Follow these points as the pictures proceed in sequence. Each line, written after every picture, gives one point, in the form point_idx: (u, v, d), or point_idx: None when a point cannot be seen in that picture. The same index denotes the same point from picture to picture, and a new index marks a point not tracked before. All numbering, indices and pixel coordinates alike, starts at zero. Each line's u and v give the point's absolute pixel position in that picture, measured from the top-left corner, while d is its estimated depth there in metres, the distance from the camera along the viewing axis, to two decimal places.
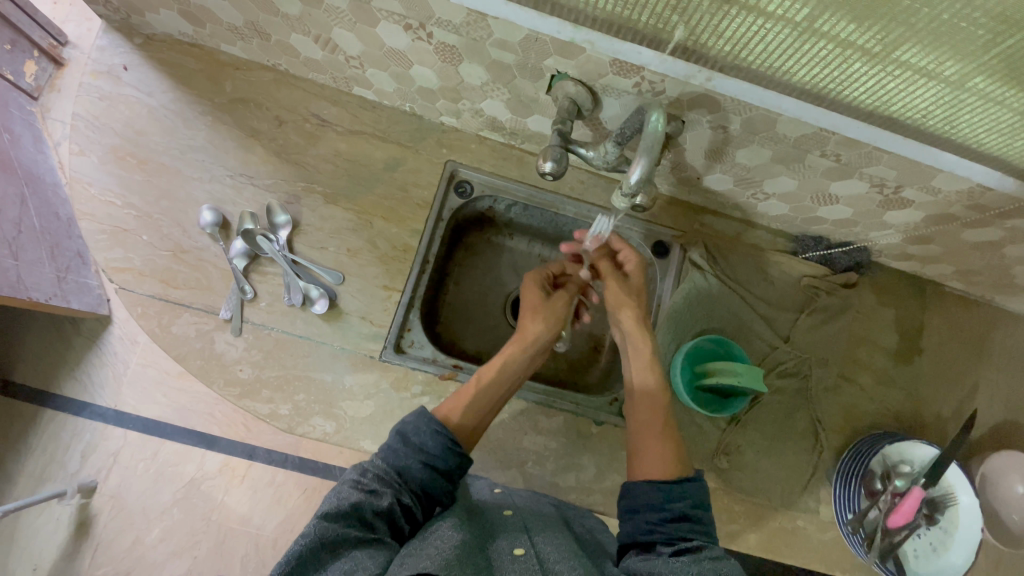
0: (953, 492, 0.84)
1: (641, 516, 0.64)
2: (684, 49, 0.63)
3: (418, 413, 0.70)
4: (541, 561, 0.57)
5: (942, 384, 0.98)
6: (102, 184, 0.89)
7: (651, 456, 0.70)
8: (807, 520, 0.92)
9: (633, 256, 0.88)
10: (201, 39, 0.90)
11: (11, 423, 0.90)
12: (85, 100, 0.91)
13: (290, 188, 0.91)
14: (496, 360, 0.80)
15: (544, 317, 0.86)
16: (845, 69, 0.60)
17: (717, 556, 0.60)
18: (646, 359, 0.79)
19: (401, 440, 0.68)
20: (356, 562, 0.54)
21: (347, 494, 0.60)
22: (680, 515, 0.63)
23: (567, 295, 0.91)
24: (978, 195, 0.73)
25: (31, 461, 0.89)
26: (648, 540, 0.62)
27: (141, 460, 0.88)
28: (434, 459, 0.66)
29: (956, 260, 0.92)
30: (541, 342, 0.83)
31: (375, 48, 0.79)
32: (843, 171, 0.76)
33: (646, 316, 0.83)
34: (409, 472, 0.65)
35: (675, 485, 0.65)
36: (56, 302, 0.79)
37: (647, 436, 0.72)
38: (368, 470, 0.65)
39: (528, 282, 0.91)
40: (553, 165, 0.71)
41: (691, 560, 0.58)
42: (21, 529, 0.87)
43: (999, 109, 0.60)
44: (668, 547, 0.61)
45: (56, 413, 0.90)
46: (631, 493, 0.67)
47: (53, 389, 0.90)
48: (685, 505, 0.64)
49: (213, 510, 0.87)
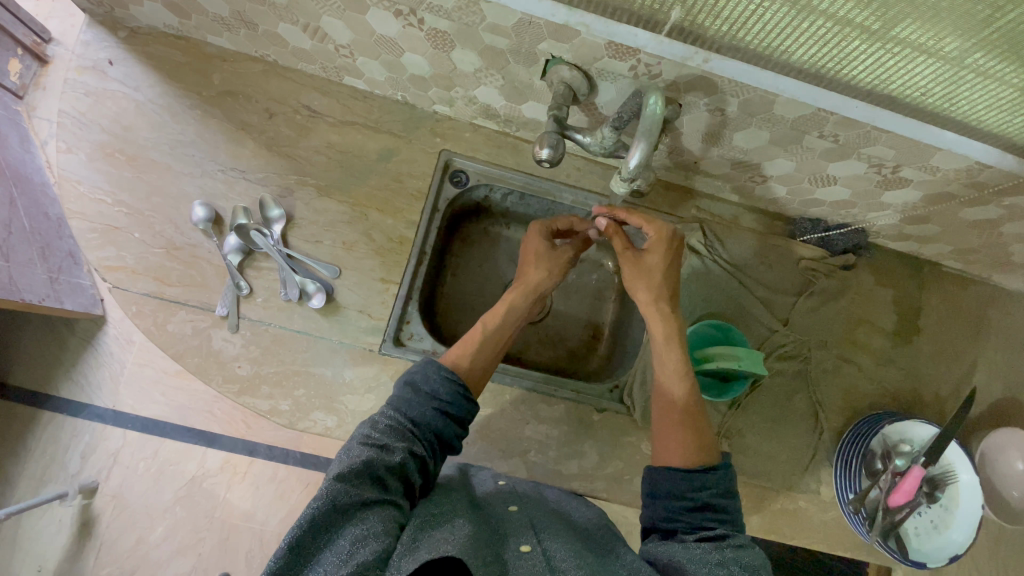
0: (953, 470, 0.85)
1: (662, 502, 0.64)
2: (681, 30, 0.62)
3: (424, 363, 0.70)
4: (547, 559, 0.57)
5: (941, 363, 0.99)
6: (91, 182, 0.88)
7: (670, 440, 0.68)
8: (808, 501, 0.93)
9: (650, 227, 0.77)
10: (187, 31, 0.89)
11: (9, 426, 0.89)
12: (71, 97, 0.89)
13: (283, 181, 0.90)
14: (499, 308, 0.79)
15: (546, 266, 0.84)
16: (845, 47, 0.59)
17: (741, 545, 0.59)
18: (662, 342, 0.74)
19: (410, 390, 0.68)
20: (368, 527, 0.54)
21: (357, 452, 0.60)
22: (703, 504, 0.62)
23: (573, 246, 0.87)
24: (976, 174, 0.73)
25: (30, 463, 0.88)
26: (669, 527, 0.63)
27: (142, 459, 0.87)
28: (447, 406, 0.67)
29: (953, 239, 0.92)
30: (541, 290, 0.83)
31: (366, 36, 0.77)
32: (842, 152, 0.76)
33: (663, 295, 0.76)
34: (422, 421, 0.65)
35: (696, 475, 0.64)
36: (50, 304, 0.78)
37: (666, 425, 0.69)
38: (379, 422, 0.64)
39: (531, 231, 0.87)
40: (550, 152, 0.69)
41: (713, 548, 0.58)
42: (23, 531, 0.87)
43: (999, 85, 0.59)
44: (690, 534, 0.61)
45: (53, 415, 0.89)
46: (651, 479, 0.66)
47: (50, 391, 0.89)
48: (707, 494, 0.63)
49: (216, 507, 0.87)
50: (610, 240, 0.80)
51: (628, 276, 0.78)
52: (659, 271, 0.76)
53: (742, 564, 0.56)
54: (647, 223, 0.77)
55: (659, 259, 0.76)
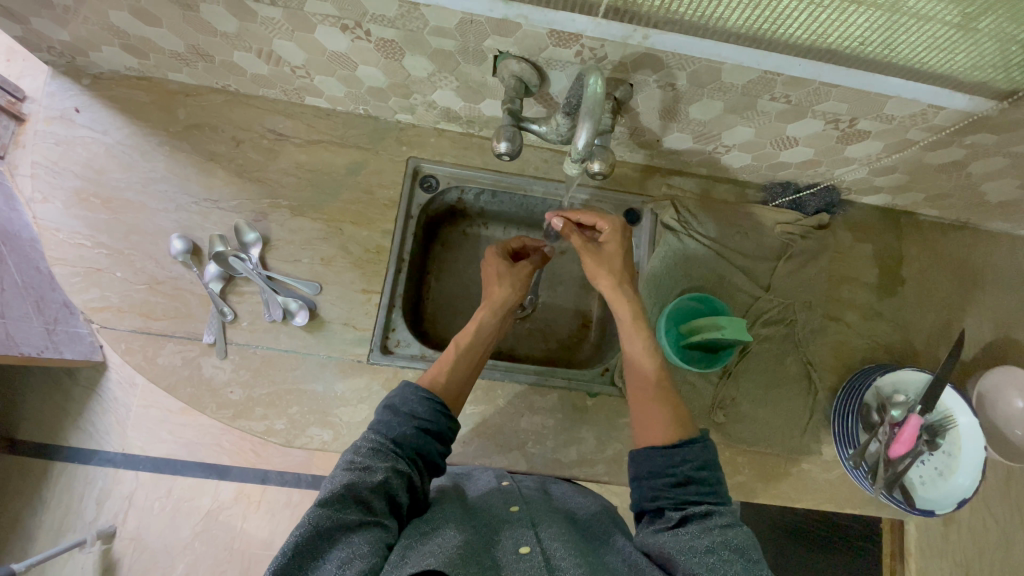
0: (952, 415, 0.85)
1: (646, 483, 0.64)
2: (616, 10, 0.63)
3: (401, 386, 0.72)
4: (547, 559, 0.57)
5: (930, 310, 0.99)
6: (70, 229, 0.89)
7: (649, 421, 0.69)
8: (812, 462, 0.93)
9: (604, 222, 0.81)
10: (147, 72, 0.91)
11: (43, 475, 1.02)
12: (41, 147, 0.90)
13: (256, 206, 0.92)
14: (469, 327, 0.80)
15: (511, 282, 0.86)
16: (775, 8, 0.60)
17: (728, 524, 0.59)
18: (630, 322, 0.76)
19: (390, 412, 0.69)
20: (353, 549, 0.54)
21: (340, 477, 0.60)
22: (685, 478, 0.63)
23: (531, 262, 0.90)
24: (932, 116, 0.74)
25: (60, 509, 1.02)
26: (656, 506, 0.63)
27: (156, 499, 1.01)
28: (427, 423, 0.68)
29: (924, 186, 0.92)
30: (509, 305, 0.84)
31: (317, 54, 0.79)
32: (797, 112, 0.77)
33: (625, 280, 0.79)
34: (403, 440, 0.66)
35: (677, 449, 0.65)
36: (49, 354, 0.84)
37: (646, 411, 0.70)
38: (360, 446, 0.65)
39: (487, 255, 0.89)
40: (507, 145, 0.71)
41: (700, 533, 0.58)
42: (66, 567, 1.01)
43: (934, 26, 0.60)
44: (675, 512, 0.61)
45: (85, 464, 1.02)
46: (635, 461, 0.67)
47: (71, 441, 1.02)
48: (689, 468, 0.63)
49: (235, 537, 1.01)
50: (568, 238, 0.82)
51: (589, 266, 0.80)
52: (618, 258, 0.80)
53: (731, 548, 0.56)
54: (600, 218, 0.81)
55: (617, 247, 0.80)
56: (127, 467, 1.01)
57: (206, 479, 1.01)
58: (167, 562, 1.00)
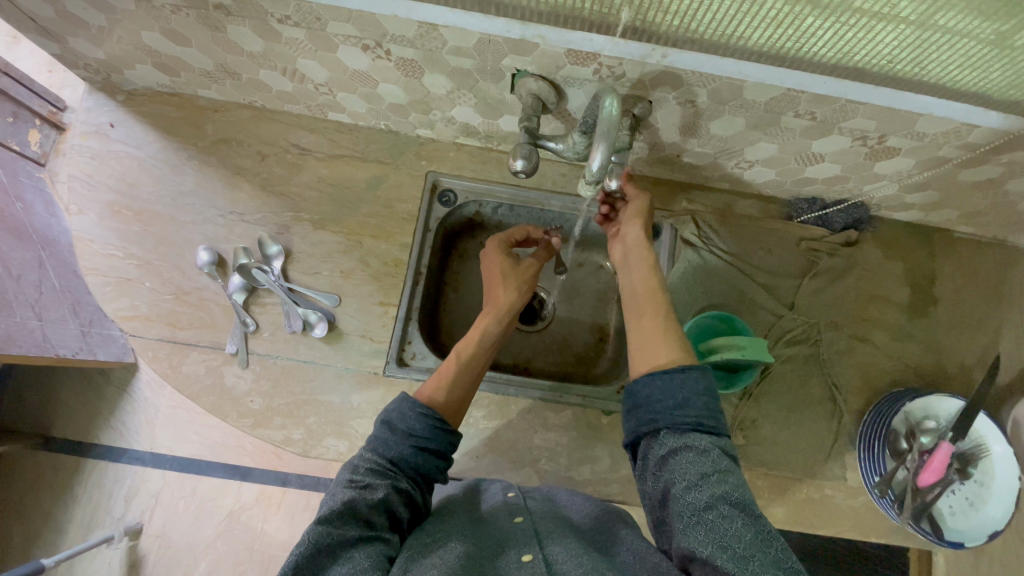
0: (985, 443, 0.81)
1: (642, 410, 0.64)
2: (634, 29, 0.63)
3: (399, 400, 0.71)
4: (548, 564, 0.57)
5: (964, 331, 0.95)
6: (104, 240, 0.93)
7: (651, 350, 0.68)
8: (835, 488, 0.89)
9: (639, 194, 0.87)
10: (179, 88, 0.94)
11: (74, 474, 1.07)
12: (78, 161, 0.94)
13: (279, 219, 0.94)
14: (473, 335, 0.81)
15: (516, 285, 0.87)
16: (799, 25, 0.59)
17: (726, 469, 0.57)
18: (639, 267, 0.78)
19: (388, 429, 0.69)
20: (354, 565, 0.55)
21: (340, 494, 0.61)
22: (683, 404, 0.61)
23: (535, 261, 0.92)
24: (966, 134, 0.71)
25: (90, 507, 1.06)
26: (652, 430, 0.62)
27: (181, 499, 1.04)
28: (424, 441, 0.68)
29: (958, 204, 0.89)
30: (514, 310, 0.85)
31: (340, 72, 0.80)
32: (822, 129, 0.75)
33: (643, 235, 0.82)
34: (401, 458, 0.66)
35: (674, 373, 0.63)
36: (82, 356, 0.82)
37: (651, 338, 0.69)
38: (359, 464, 0.65)
39: (489, 251, 0.90)
40: (523, 163, 0.70)
41: (698, 478, 0.56)
42: (94, 563, 1.05)
43: (967, 42, 0.58)
44: (672, 441, 0.60)
45: (113, 464, 1.05)
46: (632, 391, 0.66)
47: (100, 442, 1.05)
48: (684, 393, 0.62)
49: (256, 538, 1.03)
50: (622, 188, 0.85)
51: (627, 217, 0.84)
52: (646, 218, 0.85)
53: (731, 502, 0.54)
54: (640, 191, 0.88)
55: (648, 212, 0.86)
56: (154, 466, 1.04)
57: (229, 480, 1.03)
58: (190, 560, 1.03)
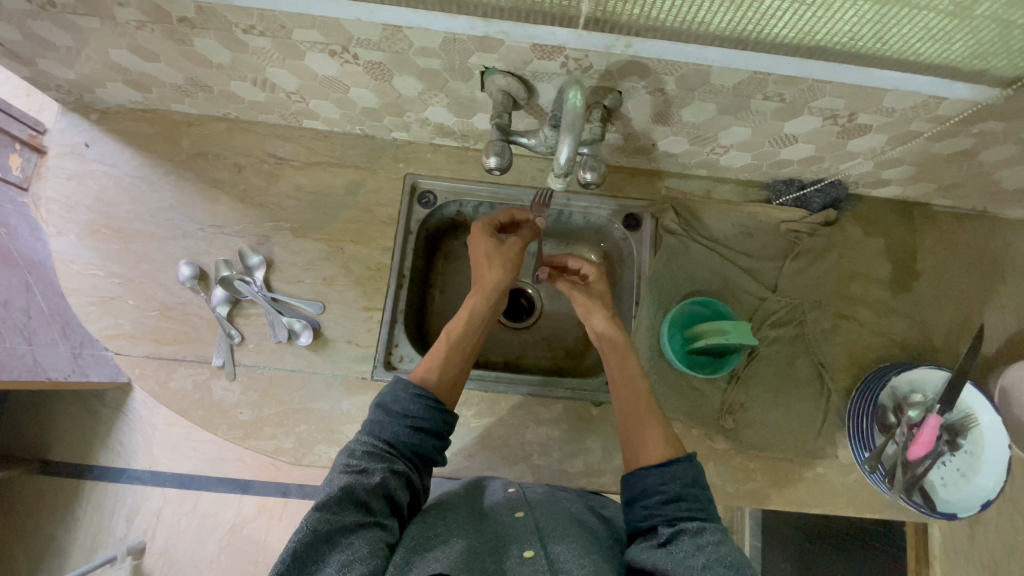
0: (974, 414, 0.81)
1: (639, 504, 0.67)
2: (595, 21, 0.63)
3: (394, 382, 0.72)
4: (551, 562, 0.58)
5: (947, 304, 0.95)
6: (84, 260, 0.92)
7: (643, 442, 0.73)
8: (828, 466, 0.90)
9: (590, 266, 0.94)
10: (152, 105, 0.94)
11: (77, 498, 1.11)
12: (53, 183, 0.93)
13: (259, 230, 0.94)
14: (461, 313, 0.82)
15: (501, 263, 0.87)
16: (758, 8, 0.59)
17: (718, 540, 0.62)
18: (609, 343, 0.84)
19: (384, 411, 0.70)
20: (353, 552, 0.56)
21: (337, 480, 0.61)
22: (675, 495, 0.66)
23: (520, 237, 0.91)
24: (935, 107, 0.71)
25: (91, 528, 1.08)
26: (649, 525, 0.65)
27: (182, 515, 1.12)
28: (421, 422, 0.69)
29: (934, 177, 0.89)
30: (501, 287, 0.86)
31: (310, 79, 0.80)
32: (792, 110, 0.75)
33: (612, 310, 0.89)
34: (398, 441, 0.67)
35: (668, 468, 0.68)
36: (76, 378, 0.96)
37: (640, 432, 0.74)
38: (356, 449, 0.66)
39: (474, 233, 0.90)
40: (497, 160, 0.70)
41: (695, 551, 0.60)
42: None
43: (926, 15, 0.58)
44: (667, 528, 0.63)
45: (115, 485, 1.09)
46: (628, 484, 0.70)
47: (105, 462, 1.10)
48: (677, 485, 0.67)
49: (259, 550, 1.11)
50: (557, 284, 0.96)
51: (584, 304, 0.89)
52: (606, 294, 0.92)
53: (725, 563, 0.58)
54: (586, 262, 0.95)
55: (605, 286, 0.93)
56: (154, 484, 1.12)
57: (231, 494, 1.13)
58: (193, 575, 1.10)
